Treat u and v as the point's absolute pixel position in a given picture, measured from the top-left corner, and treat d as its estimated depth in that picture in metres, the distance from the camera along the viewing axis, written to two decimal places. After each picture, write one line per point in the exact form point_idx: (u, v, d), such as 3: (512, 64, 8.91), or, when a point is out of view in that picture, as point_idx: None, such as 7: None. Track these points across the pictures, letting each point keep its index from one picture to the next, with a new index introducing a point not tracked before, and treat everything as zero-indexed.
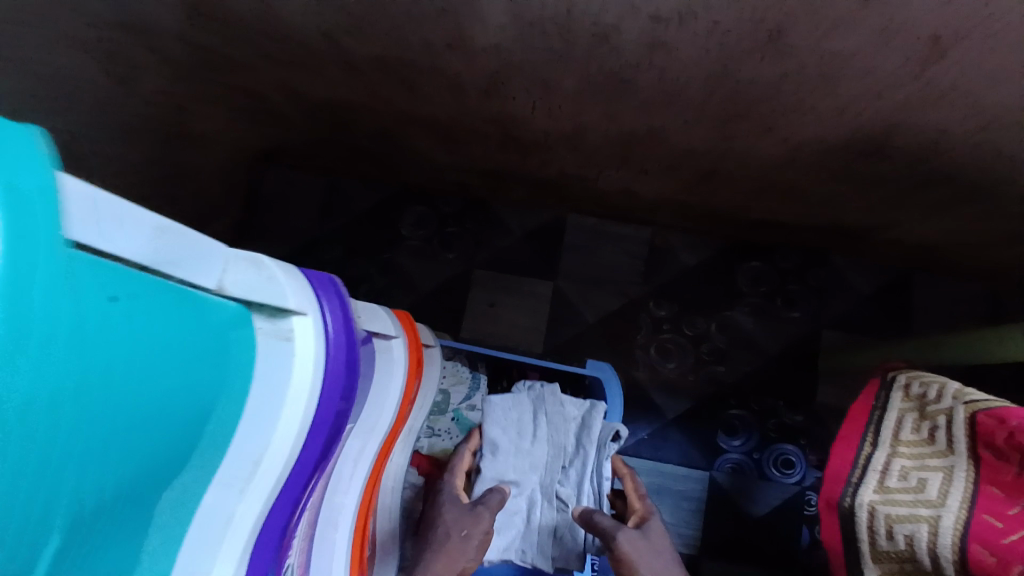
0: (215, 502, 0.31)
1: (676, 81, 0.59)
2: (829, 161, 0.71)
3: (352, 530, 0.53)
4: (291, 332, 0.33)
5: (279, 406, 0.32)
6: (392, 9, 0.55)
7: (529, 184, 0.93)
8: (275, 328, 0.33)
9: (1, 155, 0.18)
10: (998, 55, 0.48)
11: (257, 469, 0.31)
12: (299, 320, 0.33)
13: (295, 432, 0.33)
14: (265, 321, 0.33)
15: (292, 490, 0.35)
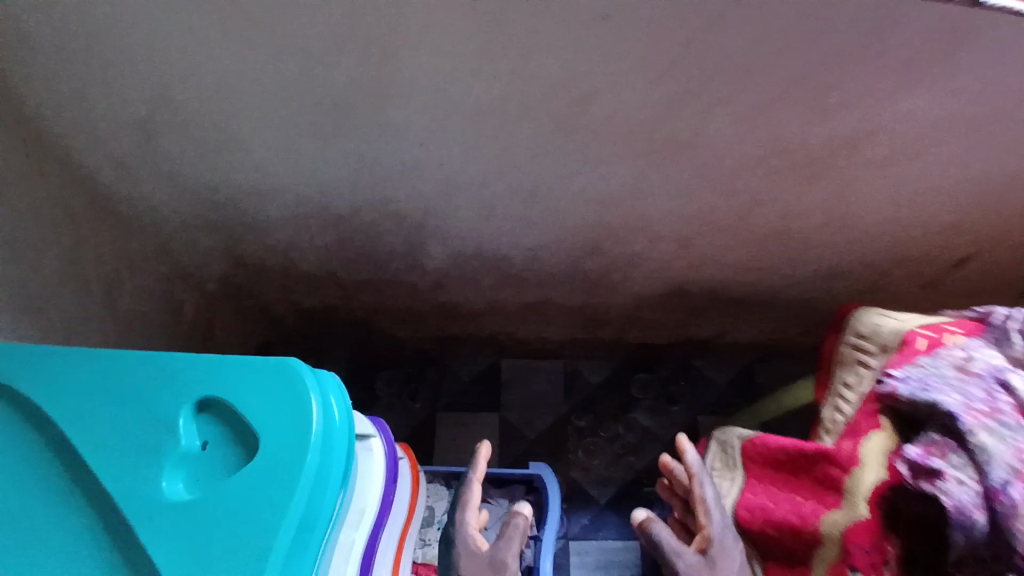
0: (346, 540, 0.60)
1: (549, 259, 0.96)
2: (661, 295, 1.08)
3: None
4: (371, 446, 0.66)
5: (370, 487, 0.63)
6: (371, 229, 0.91)
7: (470, 342, 1.26)
8: (364, 445, 0.66)
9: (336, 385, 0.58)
10: (712, 228, 0.89)
11: (362, 519, 0.62)
12: (373, 441, 0.67)
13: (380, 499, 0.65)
14: (359, 442, 0.66)
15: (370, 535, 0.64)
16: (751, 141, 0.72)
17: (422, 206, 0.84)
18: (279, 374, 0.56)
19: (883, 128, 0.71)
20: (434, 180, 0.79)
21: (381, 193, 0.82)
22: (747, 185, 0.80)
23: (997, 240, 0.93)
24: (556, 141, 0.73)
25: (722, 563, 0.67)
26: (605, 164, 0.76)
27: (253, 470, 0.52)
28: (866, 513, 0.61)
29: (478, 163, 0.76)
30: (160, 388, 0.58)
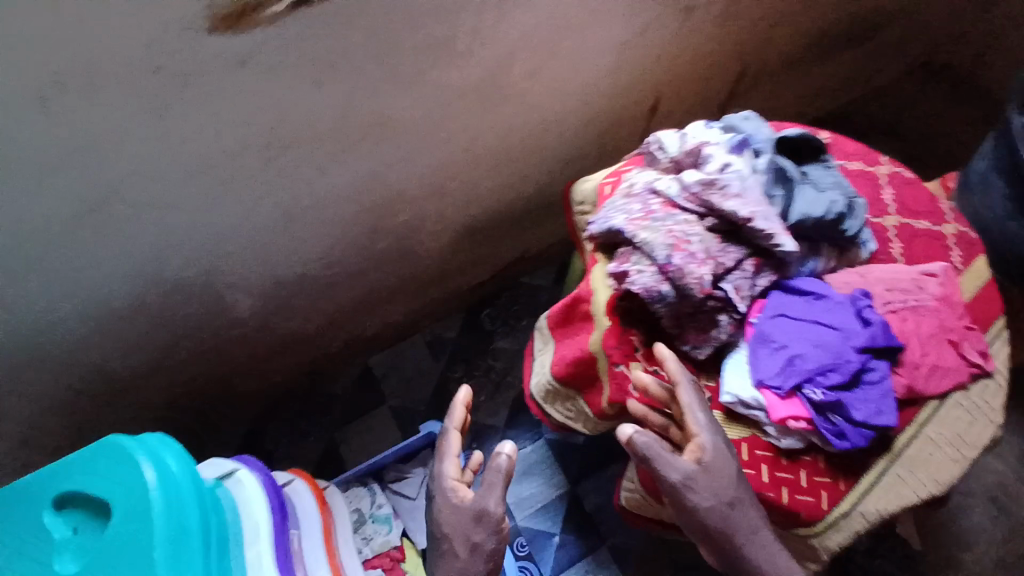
0: (246, 556, 0.72)
1: (340, 259, 1.07)
2: (454, 243, 1.23)
3: None
4: (239, 478, 0.77)
5: (253, 509, 0.75)
6: (168, 312, 0.97)
7: (331, 360, 1.36)
8: (232, 479, 0.77)
9: (164, 441, 0.65)
10: (452, 173, 1.04)
11: (254, 534, 0.74)
12: (240, 473, 0.78)
13: (266, 514, 0.76)
14: (227, 480, 0.77)
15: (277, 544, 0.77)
16: (428, 96, 0.86)
17: (199, 269, 0.92)
18: (112, 453, 0.64)
19: (516, 48, 0.88)
20: (191, 243, 0.87)
21: (150, 274, 0.89)
22: (452, 133, 0.96)
23: (662, 85, 1.18)
24: (270, 169, 0.83)
25: (718, 471, 0.66)
26: (326, 166, 0.88)
27: (117, 535, 0.60)
28: (608, 321, 0.77)
29: (216, 211, 0.85)
30: (25, 502, 0.66)
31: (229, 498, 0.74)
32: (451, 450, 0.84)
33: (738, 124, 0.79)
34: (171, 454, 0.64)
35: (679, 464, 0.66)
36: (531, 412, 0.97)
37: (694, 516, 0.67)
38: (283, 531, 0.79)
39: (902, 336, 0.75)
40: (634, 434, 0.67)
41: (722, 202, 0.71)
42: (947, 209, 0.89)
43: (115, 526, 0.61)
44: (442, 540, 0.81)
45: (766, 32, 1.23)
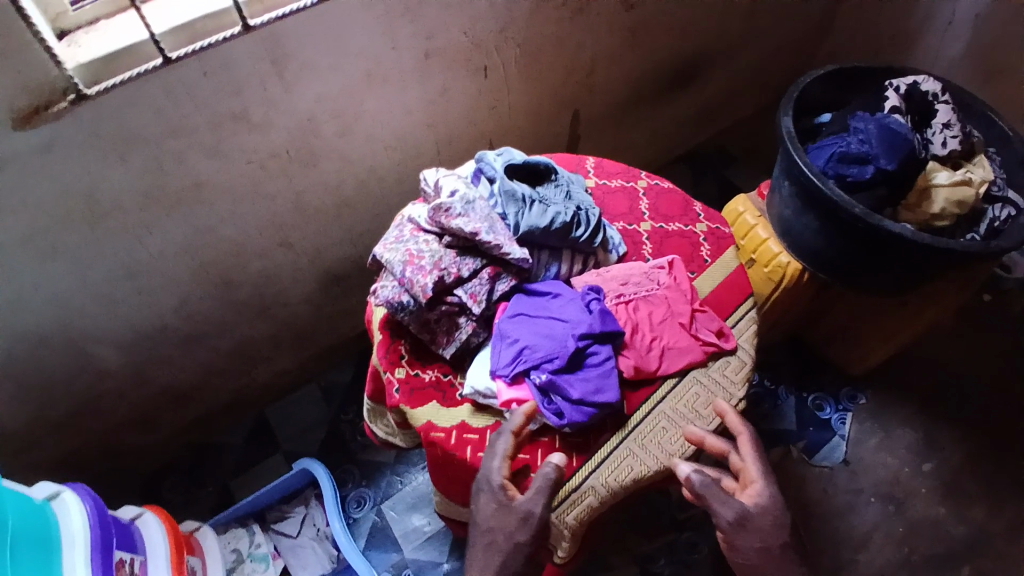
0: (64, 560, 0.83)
1: (201, 311, 1.22)
2: (320, 291, 1.37)
3: None
4: (64, 499, 0.87)
5: (71, 522, 0.86)
6: (43, 373, 1.10)
7: (226, 410, 1.48)
8: (58, 500, 0.87)
9: None
10: (289, 228, 1.19)
11: (72, 541, 0.85)
12: (64, 494, 0.88)
13: (84, 525, 0.87)
14: (53, 502, 0.87)
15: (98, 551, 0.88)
16: (236, 161, 1.02)
17: (62, 330, 1.06)
18: None
19: (313, 114, 1.04)
20: (46, 308, 1.02)
21: (14, 341, 1.03)
22: (276, 194, 1.11)
23: (488, 132, 1.34)
24: (102, 237, 0.98)
25: (768, 515, 0.72)
26: (156, 229, 1.03)
27: None
28: (379, 333, 0.86)
29: (64, 281, 1.00)
30: None
31: (50, 517, 0.84)
32: (506, 449, 0.73)
33: (482, 158, 0.93)
34: None
35: (734, 504, 0.72)
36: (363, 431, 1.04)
37: (744, 556, 0.71)
38: (107, 542, 0.90)
39: (629, 322, 0.83)
40: (689, 471, 0.74)
41: (449, 221, 0.83)
42: (699, 211, 0.99)
43: None
44: (484, 534, 0.71)
45: (581, 82, 1.40)
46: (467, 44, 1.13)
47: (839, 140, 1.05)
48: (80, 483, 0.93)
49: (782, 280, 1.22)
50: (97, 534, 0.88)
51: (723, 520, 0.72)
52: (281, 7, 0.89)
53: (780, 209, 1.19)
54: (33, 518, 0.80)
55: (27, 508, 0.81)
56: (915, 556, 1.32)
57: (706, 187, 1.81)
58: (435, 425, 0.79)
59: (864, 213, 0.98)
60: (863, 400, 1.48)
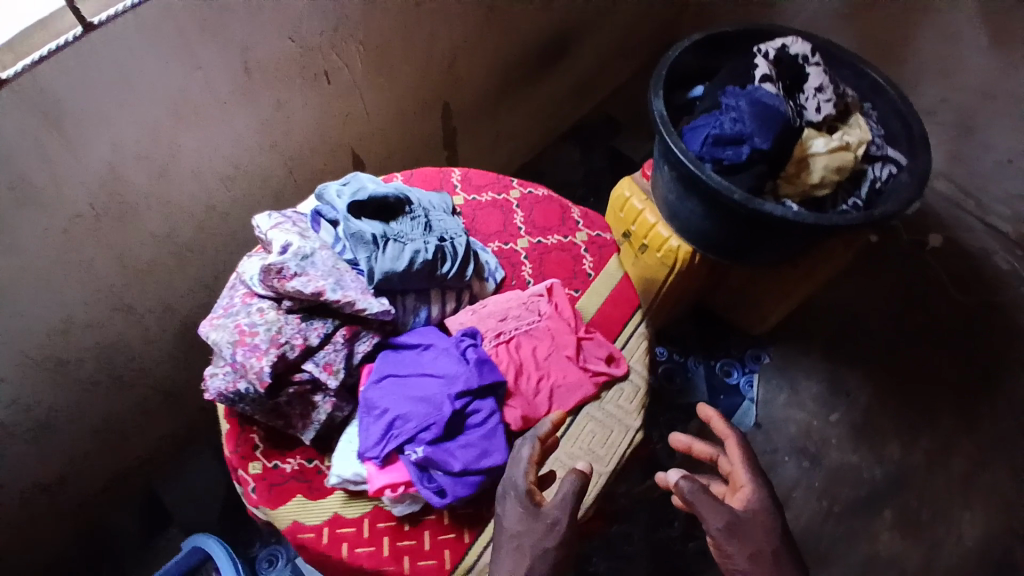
0: None
1: (34, 405, 1.03)
2: (185, 349, 1.20)
3: None
4: None
5: None
6: None
7: (103, 496, 1.29)
8: None
9: None
10: (123, 291, 1.01)
11: None
12: None
13: None
14: None
15: None
16: (23, 232, 0.83)
17: None
18: None
19: (116, 162, 0.87)
20: None
21: None
22: (92, 259, 0.94)
23: (348, 144, 1.19)
24: None
25: (751, 522, 0.77)
26: None
27: None
28: (226, 424, 0.74)
29: None
30: None
31: None
32: (531, 452, 0.66)
33: (322, 194, 0.80)
34: None
35: (725, 511, 0.77)
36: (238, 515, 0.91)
37: (733, 563, 0.76)
38: None
39: (512, 366, 0.75)
40: (681, 476, 0.78)
41: (285, 284, 0.70)
42: (578, 217, 0.91)
43: None
44: (510, 540, 0.62)
45: (445, 72, 1.27)
46: (296, 52, 0.97)
47: (713, 119, 1.00)
48: None
49: (674, 263, 1.18)
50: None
51: (717, 528, 0.76)
52: (42, 47, 0.73)
53: (665, 194, 1.13)
54: None
55: None
56: (836, 505, 1.34)
57: (599, 161, 1.75)
58: (302, 525, 0.69)
59: (743, 198, 0.94)
60: (767, 357, 1.49)
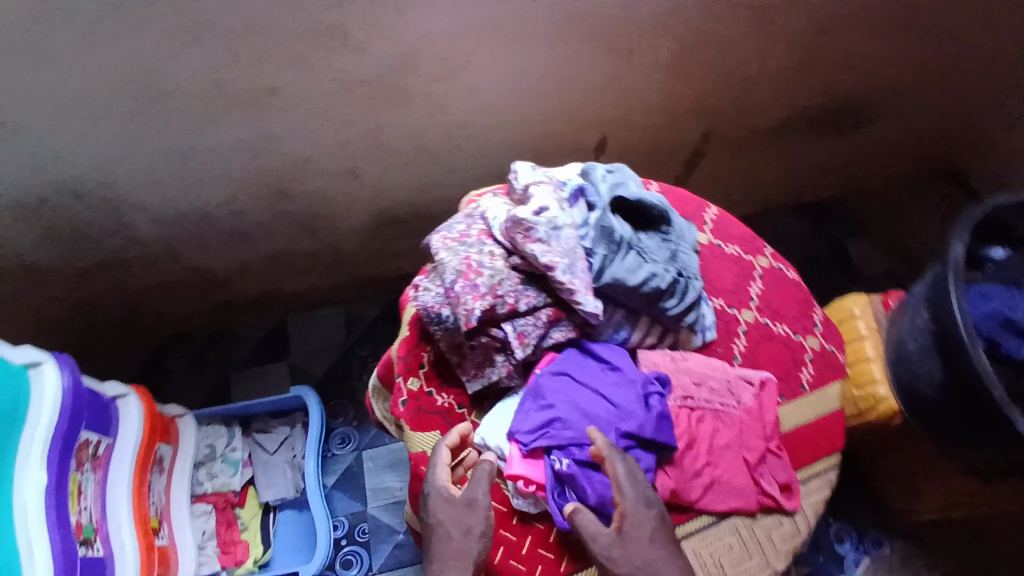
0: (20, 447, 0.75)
1: (246, 211, 1.13)
2: (375, 226, 1.27)
3: (132, 500, 0.94)
4: (42, 370, 0.80)
5: (39, 401, 0.78)
6: (77, 223, 1.05)
7: (248, 306, 1.42)
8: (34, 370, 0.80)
9: None
10: (361, 157, 1.07)
11: (35, 423, 0.77)
12: (45, 365, 0.80)
13: (54, 408, 0.79)
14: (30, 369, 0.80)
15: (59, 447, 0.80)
16: (320, 74, 0.90)
17: (110, 191, 1.00)
18: None
19: (419, 48, 0.90)
20: (88, 163, 0.94)
21: (54, 186, 0.97)
22: (354, 119, 0.99)
23: (608, 121, 1.16)
24: (166, 112, 0.89)
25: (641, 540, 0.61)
26: (221, 118, 0.93)
27: None
28: (408, 330, 0.76)
29: (126, 146, 0.93)
30: None
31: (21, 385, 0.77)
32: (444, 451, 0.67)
33: (589, 174, 0.78)
34: None
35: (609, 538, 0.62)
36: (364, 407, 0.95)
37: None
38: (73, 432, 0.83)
39: (690, 435, 0.71)
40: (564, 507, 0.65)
41: (526, 244, 0.69)
42: (817, 321, 0.84)
43: None
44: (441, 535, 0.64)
45: (732, 94, 1.20)
46: (621, 21, 0.96)
47: (1010, 296, 0.86)
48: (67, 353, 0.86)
49: (865, 411, 1.05)
50: (66, 417, 0.81)
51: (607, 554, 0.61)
52: None
53: (904, 338, 1.00)
54: None
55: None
56: None
57: (821, 248, 1.58)
58: (429, 460, 0.70)
59: (1001, 398, 0.81)
60: (888, 549, 1.31)
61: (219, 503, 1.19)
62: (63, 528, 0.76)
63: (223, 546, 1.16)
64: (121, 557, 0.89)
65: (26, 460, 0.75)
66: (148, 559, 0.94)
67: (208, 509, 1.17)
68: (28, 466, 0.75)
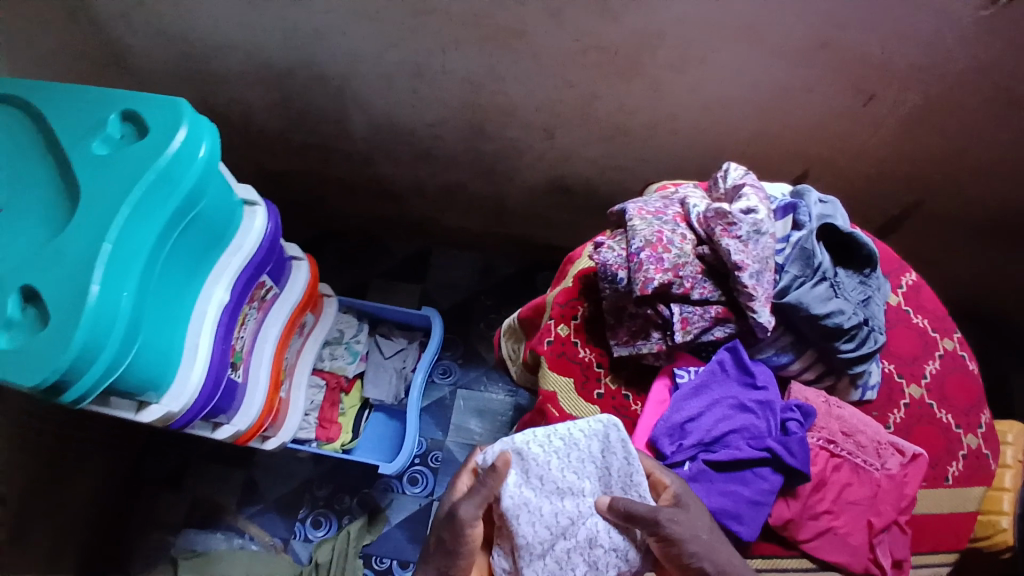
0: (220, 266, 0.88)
1: (451, 147, 1.24)
2: (545, 191, 1.32)
3: (275, 347, 1.06)
4: (254, 211, 0.92)
5: (248, 235, 0.91)
6: (309, 105, 1.18)
7: (404, 226, 1.54)
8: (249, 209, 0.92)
9: (202, 125, 0.74)
10: (567, 124, 1.13)
11: (237, 252, 0.89)
12: (258, 208, 0.93)
13: (253, 246, 0.91)
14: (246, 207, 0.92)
15: (244, 277, 0.91)
16: (566, 33, 0.95)
17: (346, 87, 1.13)
18: (164, 105, 0.74)
19: (665, 33, 0.92)
20: (342, 60, 1.07)
21: (306, 70, 1.10)
22: (573, 84, 1.04)
23: (816, 159, 1.13)
24: (422, 33, 0.99)
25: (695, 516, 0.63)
26: (463, 52, 1.01)
27: (130, 166, 0.70)
28: (572, 282, 0.79)
29: (379, 56, 1.04)
30: (116, 102, 0.75)
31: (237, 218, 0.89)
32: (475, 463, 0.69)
33: (803, 194, 0.76)
34: (208, 141, 0.75)
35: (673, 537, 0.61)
36: (494, 339, 1.02)
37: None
38: (258, 271, 0.94)
39: (823, 475, 0.69)
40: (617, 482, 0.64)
41: (722, 237, 0.69)
42: (986, 422, 0.78)
43: (135, 160, 0.70)
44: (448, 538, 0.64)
45: (953, 174, 1.12)
46: (874, 62, 0.92)
47: None
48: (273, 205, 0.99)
49: (980, 538, 0.93)
50: (257, 258, 0.93)
51: (665, 523, 0.61)
52: None
53: None
54: (223, 216, 0.84)
55: (223, 202, 0.84)
56: None
57: (986, 369, 1.43)
58: (555, 401, 0.73)
59: None
60: None
61: (331, 383, 1.31)
62: (222, 346, 0.89)
63: (322, 420, 1.28)
64: (249, 392, 1.01)
65: (217, 279, 0.87)
66: (269, 401, 1.06)
67: (321, 383, 1.29)
68: (217, 284, 0.87)
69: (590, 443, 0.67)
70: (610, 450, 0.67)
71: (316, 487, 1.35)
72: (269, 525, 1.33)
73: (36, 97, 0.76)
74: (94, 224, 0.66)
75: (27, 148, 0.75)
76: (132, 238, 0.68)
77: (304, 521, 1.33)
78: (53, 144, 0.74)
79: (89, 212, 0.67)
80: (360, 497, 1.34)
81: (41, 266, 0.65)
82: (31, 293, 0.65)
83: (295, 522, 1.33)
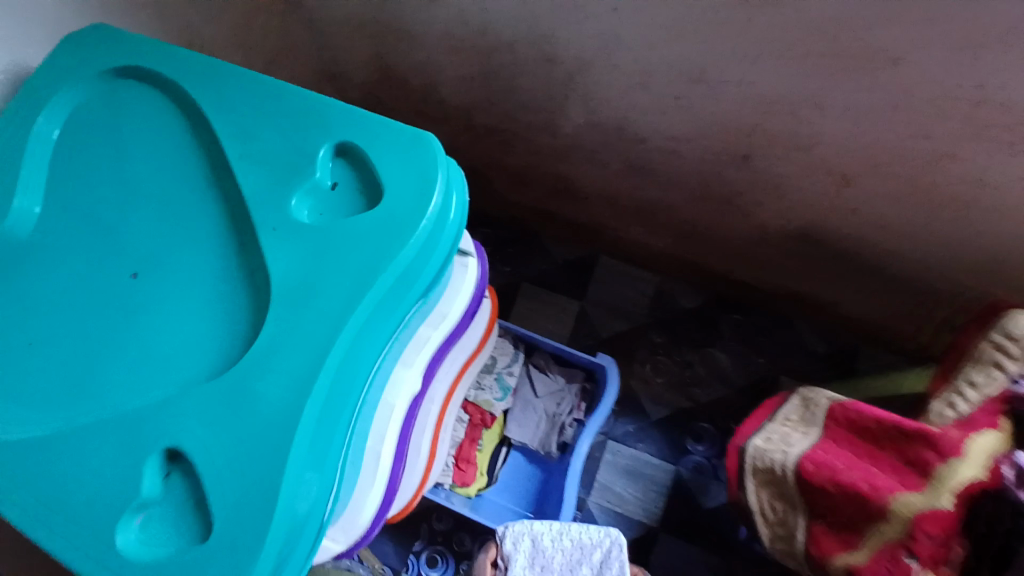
0: (421, 337, 0.61)
1: (687, 171, 0.92)
2: (785, 244, 1.01)
3: (439, 410, 0.82)
4: (466, 264, 0.67)
5: (457, 298, 0.65)
6: (519, 91, 0.88)
7: (575, 232, 1.26)
8: (460, 261, 0.66)
9: (456, 180, 0.49)
10: (878, 184, 0.80)
11: (442, 322, 0.63)
12: (469, 260, 0.67)
13: (459, 312, 0.65)
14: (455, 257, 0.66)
15: (442, 348, 0.67)
16: (975, 84, 0.60)
17: (584, 82, 0.81)
18: (404, 140, 0.48)
19: None
20: (597, 57, 0.76)
21: (536, 54, 0.79)
22: (931, 146, 0.70)
23: None
24: (740, 47, 0.66)
25: None
26: (785, 82, 0.69)
27: (357, 250, 0.45)
28: (951, 505, 0.57)
29: (649, 58, 0.72)
30: (321, 124, 0.50)
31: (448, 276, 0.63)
32: (505, 545, 0.90)
33: None
34: (457, 202, 0.49)
35: None
36: (727, 459, 0.77)
37: None
38: (454, 337, 0.69)
39: None
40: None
41: None
42: None
43: (364, 236, 0.45)
44: None
45: None
46: None
47: None
48: (481, 245, 0.72)
49: None
50: (458, 325, 0.67)
51: None
52: None
53: None
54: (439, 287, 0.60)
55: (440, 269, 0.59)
56: None
57: None
58: None
59: None
60: None
61: (474, 418, 1.10)
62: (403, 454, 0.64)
63: (459, 461, 1.07)
64: (409, 469, 0.75)
65: (412, 362, 0.60)
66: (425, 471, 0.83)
67: (465, 418, 1.08)
68: (413, 366, 0.60)
69: (594, 553, 0.90)
70: (610, 566, 0.89)
71: (435, 518, 1.19)
72: (380, 548, 1.19)
73: (207, 100, 0.51)
74: (303, 348, 0.43)
75: (186, 178, 0.51)
76: (354, 372, 0.45)
77: (417, 556, 1.17)
78: (226, 179, 0.50)
79: (281, 329, 0.44)
80: (483, 542, 1.16)
81: (216, 405, 0.43)
82: (180, 451, 0.43)
83: (408, 554, 1.18)
